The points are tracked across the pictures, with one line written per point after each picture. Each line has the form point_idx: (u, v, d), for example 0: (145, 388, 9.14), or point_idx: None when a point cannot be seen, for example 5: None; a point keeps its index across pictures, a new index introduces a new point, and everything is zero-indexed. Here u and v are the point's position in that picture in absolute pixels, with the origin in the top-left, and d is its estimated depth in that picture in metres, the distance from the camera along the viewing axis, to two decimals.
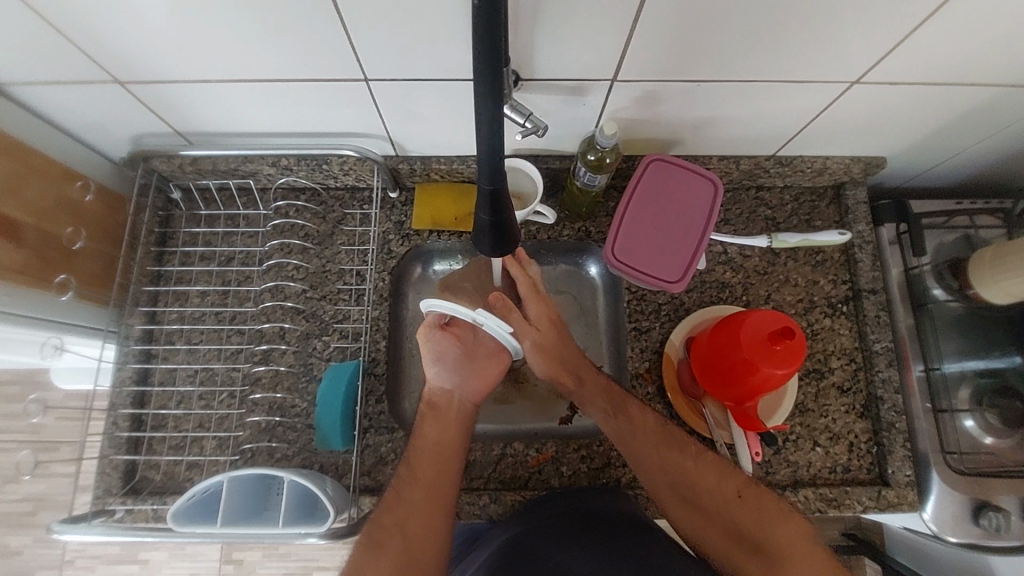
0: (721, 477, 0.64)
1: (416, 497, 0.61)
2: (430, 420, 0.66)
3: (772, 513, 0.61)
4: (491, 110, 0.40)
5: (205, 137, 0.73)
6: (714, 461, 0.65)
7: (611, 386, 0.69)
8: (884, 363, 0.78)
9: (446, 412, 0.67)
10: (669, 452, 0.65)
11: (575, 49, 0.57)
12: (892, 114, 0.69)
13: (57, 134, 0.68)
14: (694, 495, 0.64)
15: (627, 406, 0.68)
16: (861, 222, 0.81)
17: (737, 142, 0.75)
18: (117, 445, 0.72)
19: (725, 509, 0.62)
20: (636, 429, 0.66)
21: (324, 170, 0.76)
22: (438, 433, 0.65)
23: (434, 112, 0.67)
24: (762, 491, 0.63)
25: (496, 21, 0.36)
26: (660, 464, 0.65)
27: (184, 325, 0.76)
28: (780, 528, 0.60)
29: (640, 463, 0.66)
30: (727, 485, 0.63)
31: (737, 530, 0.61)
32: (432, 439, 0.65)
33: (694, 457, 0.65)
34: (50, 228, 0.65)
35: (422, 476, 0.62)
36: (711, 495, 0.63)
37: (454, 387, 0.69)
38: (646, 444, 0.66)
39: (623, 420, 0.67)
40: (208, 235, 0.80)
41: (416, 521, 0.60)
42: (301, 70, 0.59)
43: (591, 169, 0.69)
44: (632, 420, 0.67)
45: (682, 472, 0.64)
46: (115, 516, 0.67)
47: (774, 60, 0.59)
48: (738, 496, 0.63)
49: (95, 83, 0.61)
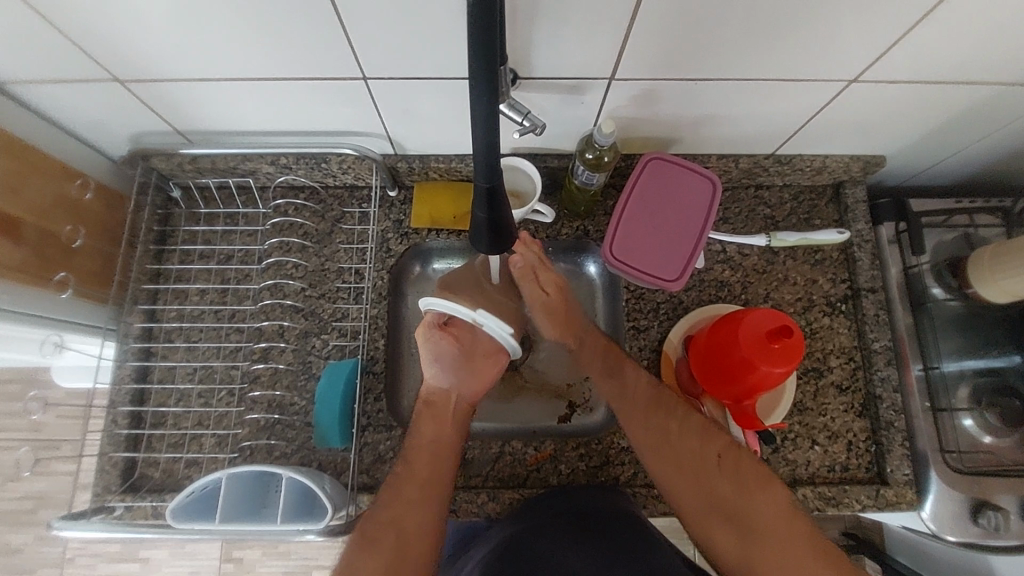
0: (708, 441, 0.64)
1: (409, 498, 0.61)
2: (425, 418, 0.67)
3: (755, 481, 0.61)
4: (486, 108, 0.40)
5: (204, 136, 0.73)
6: (702, 426, 0.65)
7: (610, 345, 0.71)
8: (882, 362, 0.78)
9: (443, 412, 0.67)
10: (658, 415, 0.66)
11: (573, 48, 0.57)
12: (891, 112, 0.69)
13: (56, 132, 0.69)
14: (679, 458, 0.64)
15: (622, 369, 0.69)
16: (860, 220, 0.81)
17: (735, 141, 0.75)
18: (117, 442, 0.72)
19: (708, 473, 0.62)
20: (627, 388, 0.68)
21: (323, 169, 0.76)
22: (433, 430, 0.66)
23: (432, 111, 0.67)
24: (747, 460, 0.62)
25: (492, 24, 0.36)
26: (648, 424, 0.66)
27: (183, 323, 0.77)
28: (761, 496, 0.60)
29: (629, 422, 0.67)
30: (712, 451, 0.63)
31: (717, 496, 0.61)
32: (430, 437, 0.65)
33: (681, 420, 0.65)
34: (50, 226, 0.66)
35: (416, 475, 0.62)
36: (696, 459, 0.63)
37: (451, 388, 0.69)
38: (637, 405, 0.67)
39: (615, 379, 0.69)
40: (207, 233, 0.81)
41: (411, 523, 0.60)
42: (299, 69, 0.59)
43: (589, 169, 0.69)
44: (625, 382, 0.68)
45: (668, 434, 0.65)
46: (114, 514, 0.67)
47: (772, 59, 0.60)
48: (722, 463, 0.62)
49: (94, 81, 0.61)
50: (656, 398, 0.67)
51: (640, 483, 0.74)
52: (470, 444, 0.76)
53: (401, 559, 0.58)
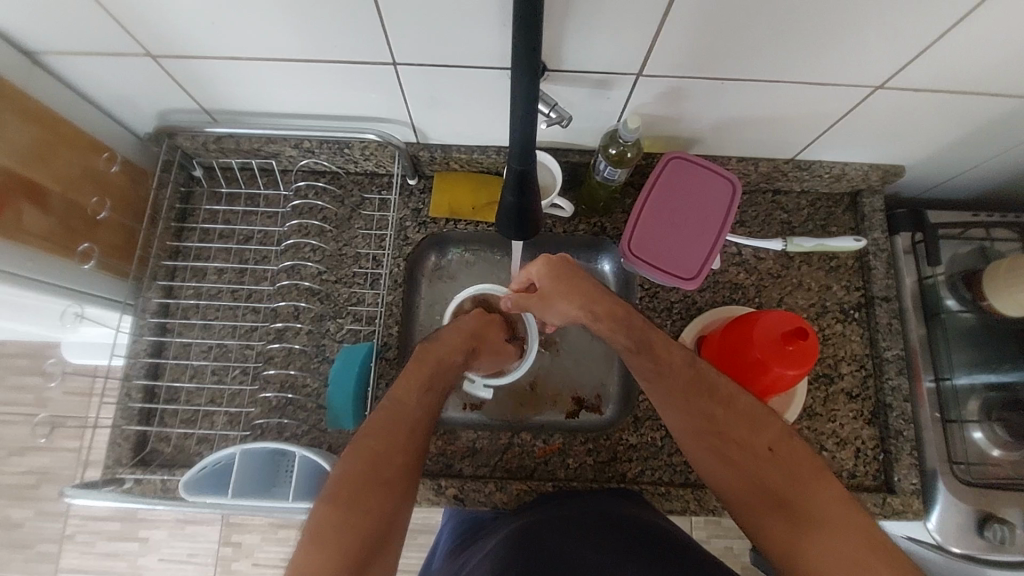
0: (754, 426, 0.60)
1: (379, 474, 0.56)
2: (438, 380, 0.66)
3: (807, 470, 0.56)
4: (525, 89, 0.40)
5: (231, 116, 0.74)
6: (748, 410, 0.61)
7: (636, 321, 0.66)
8: (894, 371, 0.78)
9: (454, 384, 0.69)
10: (700, 399, 0.62)
11: (603, 42, 0.57)
12: (913, 121, 0.69)
13: (85, 106, 0.69)
14: (724, 444, 0.60)
15: (655, 347, 0.65)
16: (877, 229, 0.82)
17: (756, 144, 0.76)
18: (130, 416, 0.73)
19: (756, 461, 0.58)
20: (664, 369, 0.64)
21: (345, 154, 0.77)
22: (410, 405, 0.62)
23: (458, 101, 0.68)
24: (797, 448, 0.58)
25: (536, 12, 0.36)
26: (688, 407, 0.62)
27: (200, 301, 0.77)
28: (812, 485, 0.55)
29: (668, 406, 0.64)
30: (760, 438, 0.59)
31: (766, 488, 0.56)
32: (410, 412, 0.62)
33: (726, 406, 0.61)
34: (77, 198, 0.67)
35: (394, 447, 0.58)
36: (743, 446, 0.59)
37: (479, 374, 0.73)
38: (675, 386, 0.63)
39: (650, 359, 0.65)
40: (227, 213, 0.81)
41: (379, 503, 0.55)
42: (331, 52, 0.60)
43: (612, 164, 0.69)
44: (659, 361, 0.64)
45: (711, 419, 0.61)
46: (125, 486, 0.68)
47: (800, 62, 0.60)
48: (770, 450, 0.58)
49: (127, 56, 0.62)
50: (696, 379, 0.63)
51: (647, 480, 0.75)
52: (479, 434, 0.76)
53: (373, 543, 0.52)
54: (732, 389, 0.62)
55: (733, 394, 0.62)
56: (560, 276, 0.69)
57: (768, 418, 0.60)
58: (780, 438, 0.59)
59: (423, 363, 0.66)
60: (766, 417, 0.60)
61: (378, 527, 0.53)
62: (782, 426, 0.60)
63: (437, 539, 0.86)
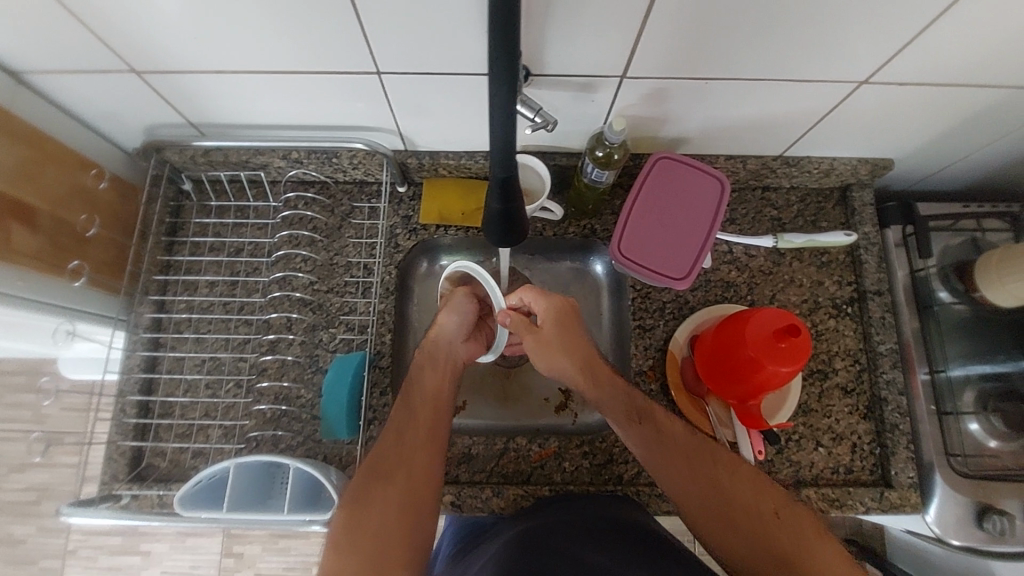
0: (758, 492, 0.60)
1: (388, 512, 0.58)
2: (426, 368, 0.69)
3: (813, 535, 0.57)
4: (505, 92, 0.40)
5: (218, 129, 0.74)
6: (749, 475, 0.62)
7: (631, 388, 0.68)
8: (888, 364, 0.78)
9: (443, 365, 0.70)
10: (700, 463, 0.62)
11: (586, 45, 0.57)
12: (901, 114, 0.69)
13: (71, 123, 0.69)
14: (729, 510, 0.59)
15: (653, 413, 0.66)
16: (867, 223, 0.82)
17: (744, 142, 0.76)
18: (125, 431, 0.73)
19: (763, 527, 0.57)
20: (664, 435, 0.64)
21: (333, 164, 0.77)
22: (419, 444, 0.63)
23: (443, 108, 0.68)
24: (799, 512, 0.59)
25: (513, 15, 0.36)
26: (691, 473, 0.62)
27: (193, 315, 0.77)
28: (820, 550, 0.55)
29: (668, 470, 0.62)
30: (765, 503, 0.59)
31: (777, 553, 0.56)
32: (417, 456, 0.62)
33: (727, 471, 0.62)
34: (65, 215, 0.67)
35: (406, 481, 0.60)
36: (750, 512, 0.59)
37: (458, 345, 0.73)
38: (675, 452, 0.63)
39: (649, 426, 0.65)
40: (217, 226, 0.81)
41: (394, 536, 0.57)
42: (314, 63, 0.60)
43: (599, 166, 0.69)
44: (661, 429, 0.65)
45: (713, 483, 0.61)
46: (121, 502, 0.68)
47: (784, 59, 0.60)
48: (776, 514, 0.58)
49: (110, 72, 0.62)
50: (694, 445, 0.64)
51: (644, 481, 0.74)
52: (475, 440, 0.76)
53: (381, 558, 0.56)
54: (729, 455, 0.64)
55: (731, 458, 0.63)
56: (566, 319, 0.73)
57: (768, 483, 0.61)
58: (783, 503, 0.59)
59: (419, 414, 0.65)
60: (767, 485, 0.61)
61: (395, 545, 0.57)
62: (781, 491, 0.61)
63: (437, 546, 0.86)
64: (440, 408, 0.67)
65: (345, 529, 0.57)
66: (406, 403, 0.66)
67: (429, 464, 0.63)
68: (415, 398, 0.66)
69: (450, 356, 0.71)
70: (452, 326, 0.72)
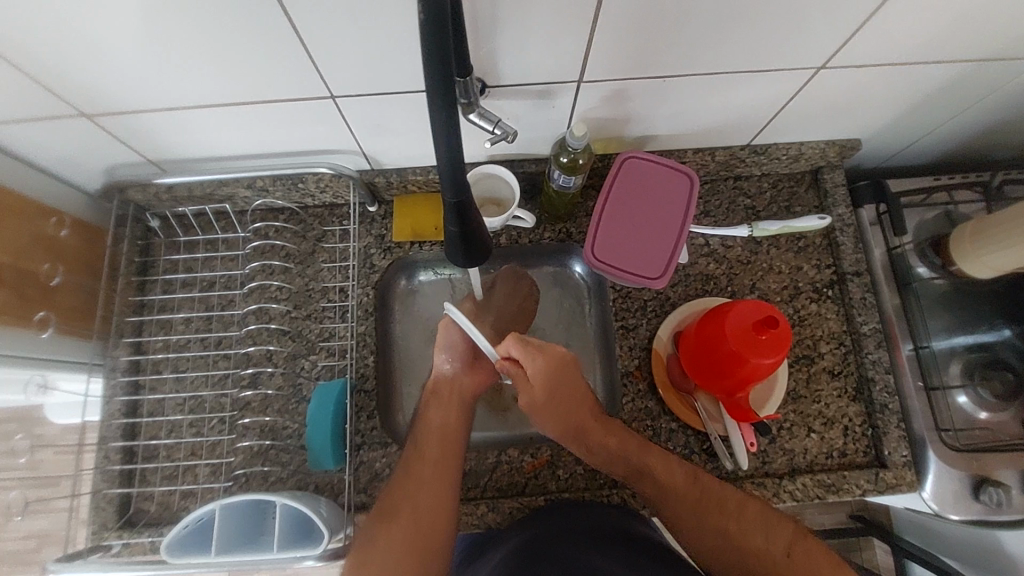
0: (769, 535, 0.62)
1: (403, 563, 0.61)
2: (430, 406, 0.70)
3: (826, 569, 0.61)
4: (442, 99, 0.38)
5: (179, 164, 0.73)
6: (758, 518, 0.63)
7: (628, 444, 0.67)
8: (872, 344, 0.78)
9: (448, 400, 0.70)
10: (709, 514, 0.64)
11: (538, 53, 0.57)
12: (862, 95, 0.69)
13: (29, 171, 0.68)
14: (742, 558, 0.63)
15: (652, 469, 0.66)
16: (841, 205, 0.81)
17: (710, 135, 0.76)
18: (110, 478, 0.72)
19: (777, 571, 0.61)
20: (668, 490, 0.65)
21: (300, 189, 0.76)
22: (427, 496, 0.64)
23: (404, 125, 0.67)
24: (810, 547, 0.62)
25: (445, 25, 0.35)
26: (702, 529, 0.64)
27: (169, 353, 0.76)
28: None
29: (680, 526, 0.65)
30: (776, 545, 0.62)
31: None
32: (424, 524, 0.62)
33: (735, 517, 0.63)
34: (28, 265, 0.65)
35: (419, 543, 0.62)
36: (763, 557, 0.62)
37: (459, 377, 0.72)
38: (683, 506, 0.65)
39: (652, 483, 0.66)
40: (189, 261, 0.80)
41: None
42: (268, 92, 0.59)
43: (566, 172, 0.69)
44: (663, 485, 0.65)
45: (723, 532, 0.63)
46: (111, 551, 0.67)
47: (739, 51, 0.60)
48: (788, 555, 0.62)
49: (61, 118, 0.61)
50: (699, 494, 0.65)
51: None
52: (467, 455, 0.75)
53: None
54: (735, 497, 0.65)
55: (738, 499, 0.64)
56: (556, 379, 0.68)
57: (778, 520, 0.64)
58: (795, 540, 0.62)
59: (420, 484, 0.64)
60: (778, 522, 0.64)
61: None
62: (790, 525, 0.63)
63: None
64: (447, 445, 0.67)
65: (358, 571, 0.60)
66: (410, 461, 0.66)
67: (439, 512, 0.63)
68: (416, 454, 0.66)
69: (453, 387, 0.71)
70: (446, 365, 0.72)
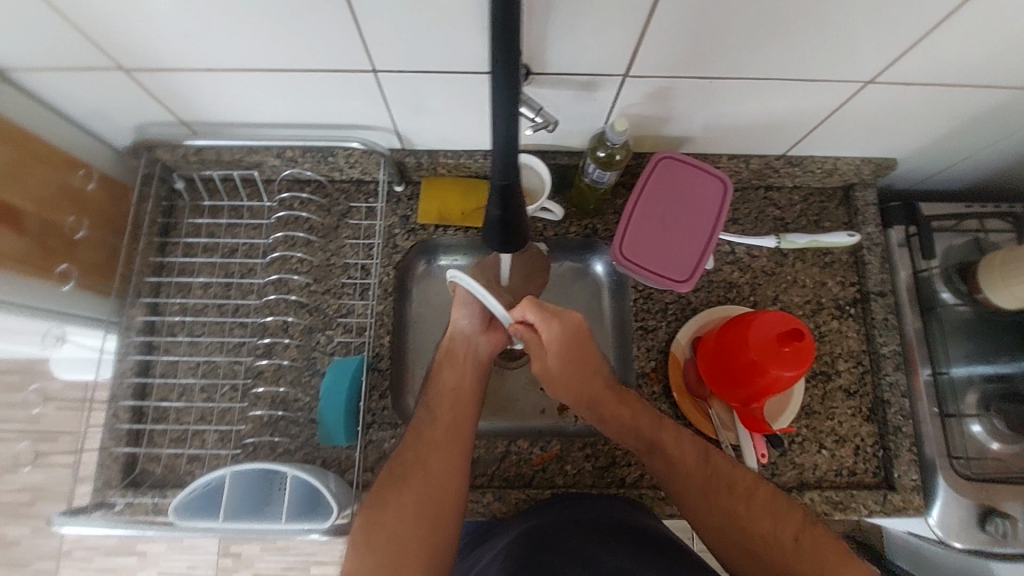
0: (777, 520, 0.61)
1: (412, 526, 0.59)
2: (446, 365, 0.69)
3: (835, 559, 0.58)
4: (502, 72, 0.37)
5: (211, 127, 0.72)
6: (769, 501, 0.62)
7: (641, 417, 0.67)
8: (891, 366, 0.77)
9: (464, 361, 0.69)
10: (718, 493, 0.63)
11: (587, 45, 0.56)
12: (905, 114, 0.68)
13: (58, 120, 0.67)
14: (750, 540, 0.61)
15: (663, 443, 0.66)
16: (871, 223, 0.81)
17: (747, 141, 0.75)
18: (118, 436, 0.71)
19: (782, 555, 0.59)
20: (678, 467, 0.65)
21: (329, 162, 0.76)
22: (438, 459, 0.63)
23: (442, 106, 0.66)
24: (821, 535, 0.59)
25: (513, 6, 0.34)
26: (710, 507, 0.63)
27: (186, 317, 0.76)
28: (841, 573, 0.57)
29: (689, 504, 0.64)
30: (784, 528, 0.60)
31: None
32: (430, 483, 0.61)
33: (745, 498, 0.62)
34: (53, 217, 0.65)
35: (420, 505, 0.60)
36: (769, 542, 0.60)
37: (477, 338, 0.71)
38: (692, 484, 0.64)
39: (661, 457, 0.65)
40: (211, 226, 0.80)
41: (415, 540, 0.59)
42: (309, 62, 0.58)
43: (600, 166, 0.68)
44: (673, 459, 0.65)
45: (732, 513, 0.62)
46: (115, 509, 0.67)
47: (788, 59, 0.59)
48: (796, 541, 0.59)
49: (99, 69, 0.60)
50: (711, 474, 0.64)
51: (646, 484, 0.73)
52: (477, 443, 0.75)
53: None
54: (748, 479, 0.63)
55: (750, 482, 0.63)
56: (570, 345, 0.67)
57: (788, 505, 0.62)
58: (803, 526, 0.60)
59: (430, 446, 0.64)
60: (788, 507, 0.62)
61: (411, 553, 0.58)
62: (800, 512, 0.61)
63: None
64: (461, 410, 0.67)
65: (364, 531, 0.58)
66: (422, 425, 0.65)
67: (450, 476, 0.62)
68: (428, 420, 0.66)
69: (468, 348, 0.70)
70: (464, 322, 0.70)
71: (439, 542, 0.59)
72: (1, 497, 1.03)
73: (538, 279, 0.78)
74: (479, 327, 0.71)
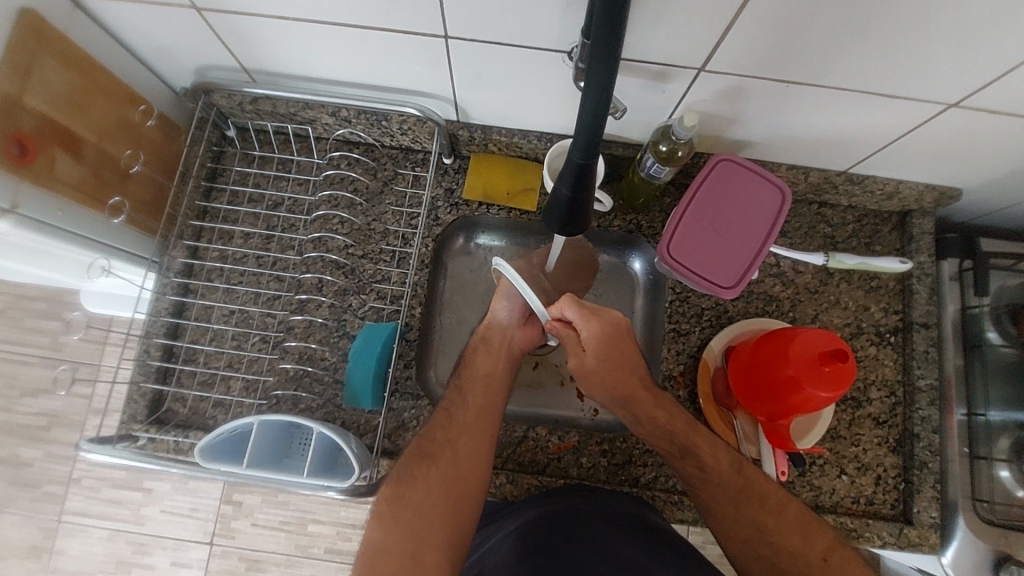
0: (806, 538, 0.60)
1: (438, 504, 0.59)
2: (480, 352, 0.70)
3: None
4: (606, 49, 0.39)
5: (270, 77, 0.71)
6: (799, 519, 0.61)
7: (675, 422, 0.66)
8: (925, 401, 0.75)
9: (498, 350, 0.70)
10: (749, 506, 0.62)
11: (669, 34, 0.54)
12: (982, 144, 0.65)
13: (121, 52, 0.67)
14: (778, 556, 0.60)
15: (696, 451, 0.65)
16: (924, 253, 0.79)
17: (810, 153, 0.73)
18: (147, 372, 0.72)
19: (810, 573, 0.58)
20: (709, 476, 0.64)
21: (382, 126, 0.75)
22: (467, 442, 0.63)
23: (505, 81, 0.65)
24: (849, 557, 0.59)
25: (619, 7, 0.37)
26: (740, 520, 0.62)
27: (225, 265, 0.77)
28: None
29: (716, 516, 0.63)
30: (813, 547, 0.60)
31: None
32: (459, 460, 0.62)
33: (775, 514, 0.61)
34: (110, 148, 0.65)
35: (447, 481, 0.60)
36: (798, 559, 0.59)
37: (512, 330, 0.71)
38: (722, 494, 0.63)
39: (694, 464, 0.65)
40: (258, 176, 0.80)
41: (437, 515, 0.58)
42: (379, 18, 0.57)
43: (660, 161, 0.67)
44: (705, 467, 0.64)
45: (761, 527, 0.61)
46: (138, 443, 0.68)
47: (873, 73, 0.56)
48: (825, 561, 0.59)
49: (169, 6, 0.59)
50: (742, 485, 0.63)
51: (660, 487, 0.73)
52: None
53: (414, 547, 0.56)
54: (779, 496, 0.63)
55: (781, 499, 0.62)
56: (610, 345, 0.67)
57: (818, 525, 0.61)
58: (832, 547, 0.60)
59: (462, 425, 0.64)
60: (817, 526, 0.61)
61: (435, 527, 0.58)
62: (830, 534, 0.61)
63: None
64: (493, 396, 0.67)
65: (388, 503, 0.59)
66: (453, 404, 0.65)
67: (478, 458, 0.62)
68: (460, 401, 0.66)
69: (506, 338, 0.71)
70: (504, 313, 0.71)
71: (462, 519, 0.59)
72: (18, 418, 1.04)
73: (585, 275, 0.79)
74: (518, 320, 0.72)
